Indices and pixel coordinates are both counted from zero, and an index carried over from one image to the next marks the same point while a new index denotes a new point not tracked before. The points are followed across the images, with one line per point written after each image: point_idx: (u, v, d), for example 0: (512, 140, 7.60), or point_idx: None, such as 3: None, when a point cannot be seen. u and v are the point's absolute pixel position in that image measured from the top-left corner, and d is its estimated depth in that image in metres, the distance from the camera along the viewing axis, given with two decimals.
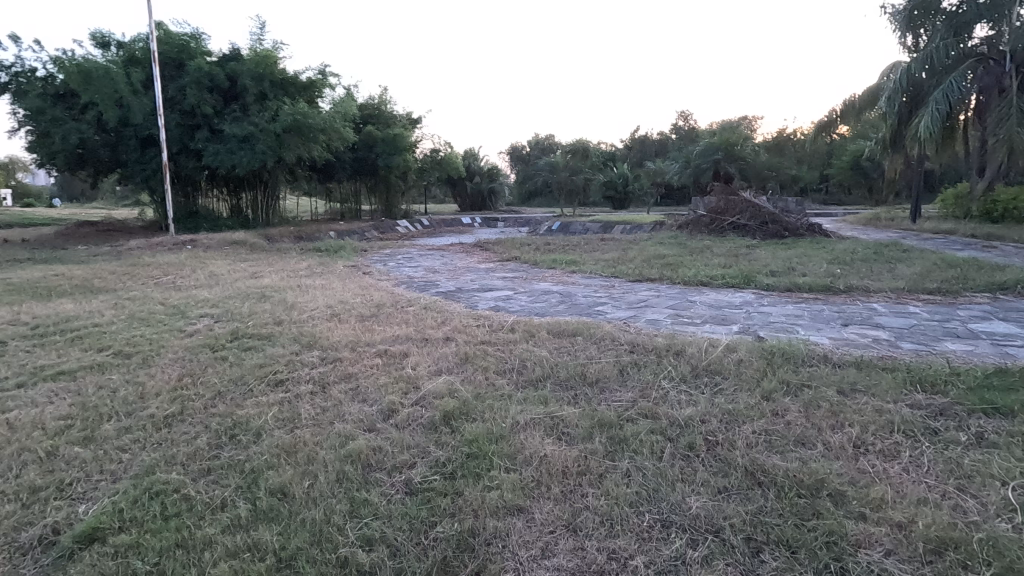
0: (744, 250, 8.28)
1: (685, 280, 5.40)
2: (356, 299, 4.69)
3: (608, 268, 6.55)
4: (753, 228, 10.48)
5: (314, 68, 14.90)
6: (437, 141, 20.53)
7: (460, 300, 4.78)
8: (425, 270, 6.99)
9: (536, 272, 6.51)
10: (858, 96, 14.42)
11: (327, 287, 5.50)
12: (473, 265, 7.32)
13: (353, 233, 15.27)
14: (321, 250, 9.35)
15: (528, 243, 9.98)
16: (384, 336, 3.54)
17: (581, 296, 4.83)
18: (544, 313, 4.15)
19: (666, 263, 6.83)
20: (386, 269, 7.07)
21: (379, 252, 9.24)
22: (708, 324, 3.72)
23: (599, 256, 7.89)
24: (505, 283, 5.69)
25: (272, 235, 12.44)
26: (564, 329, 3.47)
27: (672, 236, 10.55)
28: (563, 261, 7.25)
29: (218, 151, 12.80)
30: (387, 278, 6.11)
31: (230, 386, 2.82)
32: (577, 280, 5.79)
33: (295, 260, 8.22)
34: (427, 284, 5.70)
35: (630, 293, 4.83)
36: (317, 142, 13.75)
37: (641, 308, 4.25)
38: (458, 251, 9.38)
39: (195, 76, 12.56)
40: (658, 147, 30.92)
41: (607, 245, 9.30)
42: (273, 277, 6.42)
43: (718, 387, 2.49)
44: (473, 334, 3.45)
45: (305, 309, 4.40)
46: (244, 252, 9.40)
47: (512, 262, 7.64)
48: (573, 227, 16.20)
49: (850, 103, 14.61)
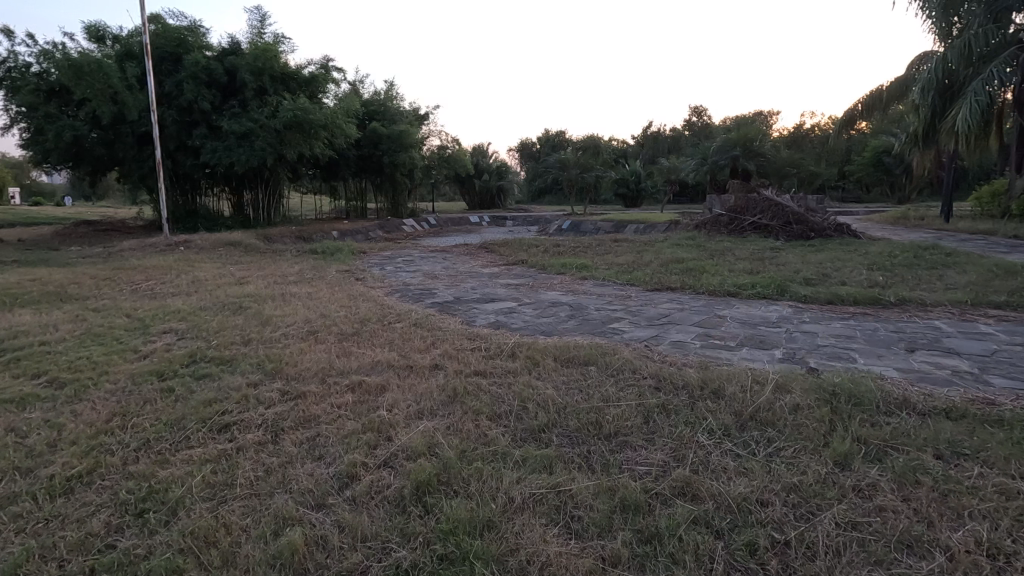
0: (769, 253, 7.68)
1: (710, 289, 4.82)
2: (340, 313, 4.17)
3: (622, 274, 5.99)
4: (776, 228, 9.83)
5: (316, 63, 14.42)
6: (444, 138, 19.99)
7: (457, 313, 4.23)
8: (424, 275, 6.46)
9: (545, 278, 5.97)
10: (886, 88, 13.66)
11: (312, 297, 4.99)
12: (476, 270, 6.78)
13: (357, 232, 14.83)
14: (318, 252, 8.87)
15: (537, 245, 9.42)
16: (363, 362, 3.01)
17: (594, 309, 4.27)
18: (551, 331, 3.59)
19: (686, 268, 6.26)
20: (382, 273, 6.56)
21: (379, 254, 8.73)
22: (744, 349, 3.13)
23: (612, 260, 7.31)
24: (509, 292, 5.14)
25: (272, 236, 12.03)
26: (574, 355, 2.92)
27: (689, 237, 9.93)
28: (574, 265, 6.69)
29: (216, 149, 12.38)
30: (381, 286, 5.59)
31: (162, 431, 2.30)
32: (590, 288, 5.23)
33: (288, 263, 7.74)
34: (423, 293, 5.17)
35: (649, 306, 4.27)
36: (319, 138, 13.29)
37: (663, 326, 3.68)
38: (462, 253, 8.85)
39: (192, 71, 12.11)
40: (671, 143, 30.17)
41: (621, 247, 8.72)
42: (259, 284, 5.92)
43: (773, 446, 1.93)
44: (466, 361, 2.91)
45: (280, 325, 3.88)
46: (238, 254, 8.96)
47: (519, 266, 7.09)
48: (584, 226, 15.60)
49: (877, 95, 13.84)
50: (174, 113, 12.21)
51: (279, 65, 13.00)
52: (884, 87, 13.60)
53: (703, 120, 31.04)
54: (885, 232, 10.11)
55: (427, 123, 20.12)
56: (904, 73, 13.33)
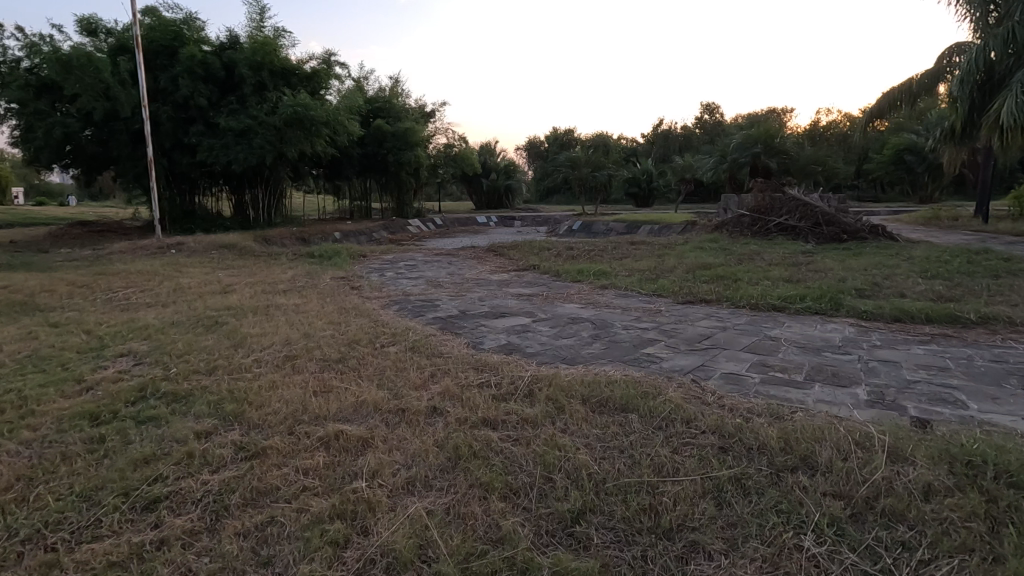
0: (803, 257, 7.05)
1: (751, 304, 4.21)
2: (326, 332, 3.60)
3: (645, 283, 5.40)
4: (804, 230, 9.18)
5: (318, 57, 13.91)
6: (451, 135, 19.43)
7: (464, 332, 3.65)
8: (427, 283, 5.89)
9: (561, 287, 5.39)
10: (916, 80, 12.93)
11: (303, 310, 4.43)
12: (484, 277, 6.22)
13: (360, 233, 14.33)
14: (316, 255, 8.32)
15: (548, 248, 8.82)
16: (344, 403, 2.43)
17: (621, 328, 3.67)
18: (575, 359, 2.99)
19: (717, 277, 5.66)
20: (381, 281, 5.99)
21: (380, 259, 8.16)
22: (818, 385, 2.52)
23: (631, 265, 6.71)
24: (522, 304, 4.55)
25: (271, 237, 11.54)
26: (607, 396, 2.33)
27: (710, 239, 9.32)
28: (592, 272, 6.08)
29: (213, 147, 11.87)
30: (379, 296, 5.03)
31: (68, 510, 1.73)
32: (612, 300, 4.63)
33: (281, 269, 7.18)
34: (425, 305, 4.61)
35: (686, 326, 3.66)
36: (321, 136, 12.77)
37: (709, 353, 3.07)
38: (467, 258, 8.27)
39: (187, 65, 11.56)
40: (683, 140, 29.44)
41: (639, 251, 8.11)
42: (245, 293, 5.37)
43: (916, 562, 1.34)
44: (473, 403, 2.33)
45: (257, 348, 3.31)
46: (231, 258, 8.45)
47: (530, 273, 6.52)
48: (595, 227, 15.00)
49: (905, 89, 13.13)
50: (170, 109, 11.69)
51: (279, 60, 12.49)
52: (914, 80, 12.86)
53: (716, 117, 30.27)
54: (920, 234, 9.45)
55: (433, 120, 19.56)
56: (935, 65, 12.60)
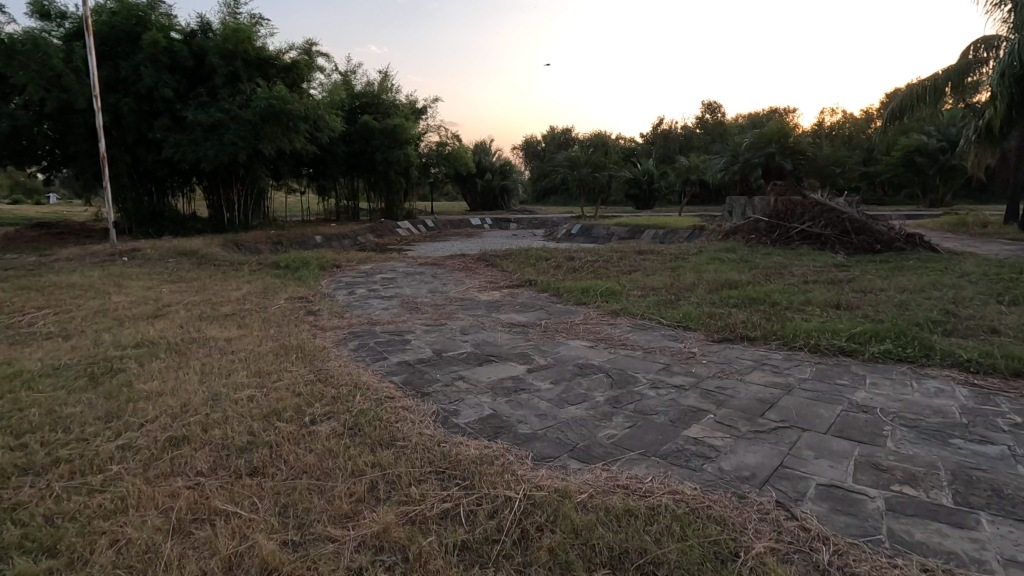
0: (839, 273, 6.14)
1: (810, 346, 3.26)
2: (245, 392, 2.63)
3: (664, 310, 4.46)
4: (831, 238, 8.27)
5: (298, 47, 12.90)
6: (443, 133, 18.47)
7: (435, 391, 2.68)
8: (402, 305, 4.93)
9: (565, 314, 4.43)
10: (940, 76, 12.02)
11: (235, 349, 3.44)
12: (470, 297, 5.27)
13: (344, 237, 13.42)
14: (284, 265, 7.33)
15: (546, 258, 7.86)
16: (216, 557, 1.47)
17: (648, 386, 2.70)
18: (592, 452, 2.02)
19: (750, 302, 4.73)
20: (349, 302, 5.03)
21: (355, 270, 7.19)
22: (985, 518, 1.58)
23: (643, 283, 5.75)
24: (515, 341, 3.60)
25: (242, 241, 10.59)
26: (652, 558, 1.39)
27: (727, 248, 8.38)
28: (599, 292, 5.13)
29: (179, 143, 10.84)
30: (338, 326, 4.06)
31: None
32: (629, 336, 3.67)
33: (237, 284, 6.18)
34: (393, 341, 3.66)
35: (736, 385, 2.70)
36: (300, 132, 11.81)
37: (784, 439, 2.11)
38: (454, 269, 7.30)
39: (151, 52, 10.50)
40: (684, 140, 28.56)
41: (649, 263, 7.16)
42: (176, 320, 4.36)
43: None
44: (426, 572, 1.38)
45: (135, 422, 2.31)
46: (187, 268, 7.48)
47: (526, 291, 5.57)
48: (595, 231, 14.11)
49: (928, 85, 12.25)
50: (132, 100, 10.62)
51: (254, 48, 11.51)
52: (938, 76, 11.95)
53: (718, 117, 29.38)
54: (953, 244, 8.61)
55: (425, 117, 18.57)
56: (961, 60, 11.72)
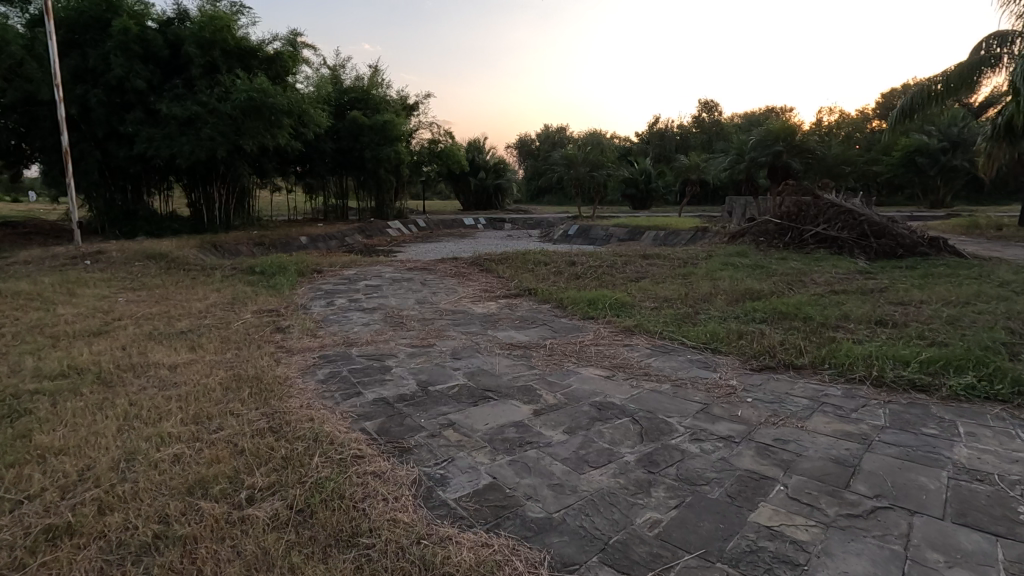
0: (867, 282, 5.63)
1: (872, 380, 2.71)
2: (170, 449, 2.02)
3: (686, 328, 3.89)
4: (848, 242, 7.74)
5: (281, 37, 12.25)
6: (435, 130, 17.86)
7: (419, 447, 2.09)
8: (386, 320, 4.34)
9: (573, 332, 3.85)
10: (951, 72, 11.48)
11: (178, 381, 2.83)
12: (463, 309, 4.70)
13: (331, 238, 12.82)
14: (259, 270, 6.71)
15: (545, 262, 7.29)
16: None
17: (688, 439, 2.13)
18: (633, 555, 1.45)
19: (780, 318, 4.18)
20: (325, 317, 4.43)
21: (337, 276, 6.59)
22: None
23: (655, 293, 5.19)
24: (517, 368, 3.02)
25: (221, 242, 9.96)
26: None
27: (738, 252, 7.85)
28: (608, 305, 4.57)
29: (152, 137, 10.17)
30: (308, 348, 3.46)
31: None
32: (651, 363, 3.10)
33: (203, 292, 5.55)
34: (371, 369, 3.06)
35: (800, 437, 2.13)
36: (282, 126, 11.17)
37: (891, 530, 1.54)
38: (445, 275, 6.72)
39: (121, 40, 9.83)
40: (681, 140, 28.09)
41: (657, 269, 6.61)
42: (120, 339, 3.73)
43: None
44: None
45: (8, 501, 1.71)
46: (154, 272, 6.84)
47: (526, 303, 5.01)
48: (593, 232, 13.58)
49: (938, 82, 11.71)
50: (102, 92, 9.93)
51: (234, 38, 10.86)
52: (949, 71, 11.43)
53: (715, 116, 28.89)
54: (975, 248, 8.14)
55: (416, 114, 17.94)
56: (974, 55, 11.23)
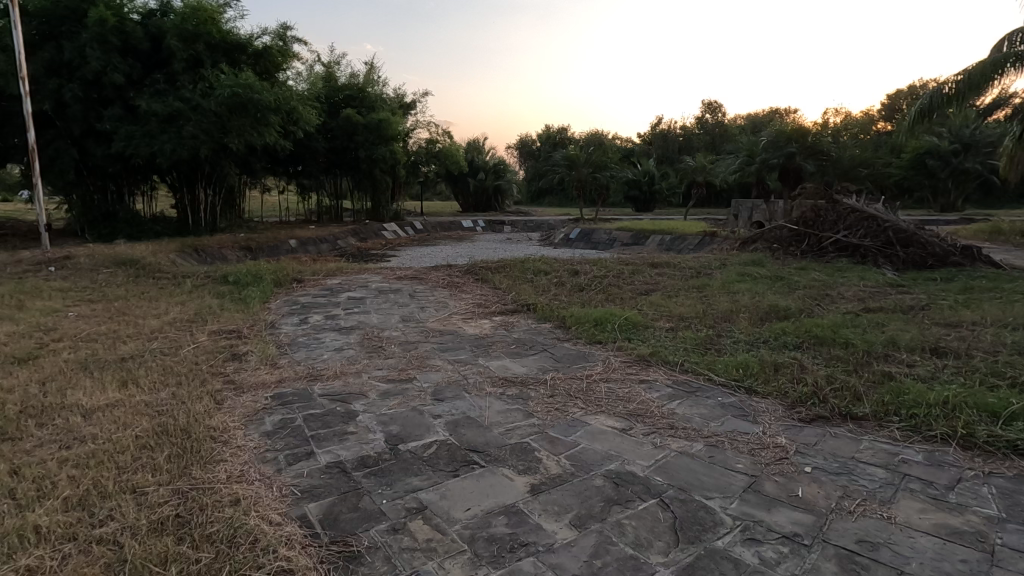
0: (905, 297, 5.07)
1: (958, 440, 2.15)
2: (23, 560, 1.45)
3: (711, 358, 3.32)
4: (872, 250, 7.17)
5: (271, 31, 11.69)
6: (432, 129, 17.31)
7: (373, 551, 1.53)
8: (364, 343, 3.78)
9: (578, 363, 3.27)
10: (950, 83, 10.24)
11: (85, 435, 2.26)
12: (452, 330, 4.13)
13: (321, 241, 12.27)
14: (234, 279, 6.13)
15: (546, 271, 6.71)
16: None
17: (741, 542, 1.56)
18: None
19: (818, 345, 3.60)
20: (295, 339, 3.86)
21: (319, 287, 6.02)
22: None
23: (669, 310, 4.63)
24: (511, 419, 2.45)
25: (203, 246, 9.42)
26: None
27: (753, 261, 7.29)
28: (618, 326, 4.01)
29: (131, 134, 9.61)
30: (262, 385, 2.89)
31: None
32: (676, 412, 2.52)
33: (166, 306, 4.99)
34: (332, 417, 2.49)
35: (892, 538, 1.57)
36: (270, 124, 10.62)
37: None
38: (437, 286, 6.15)
39: (97, 32, 9.27)
40: (684, 141, 27.52)
41: (668, 281, 6.04)
42: (44, 369, 3.16)
43: None
44: None
45: None
46: (119, 281, 6.27)
47: (524, 321, 4.44)
48: (596, 236, 13.04)
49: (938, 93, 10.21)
50: (77, 87, 9.37)
51: (219, 31, 10.31)
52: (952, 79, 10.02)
53: (719, 116, 28.31)
54: (1007, 257, 7.59)
55: (413, 113, 17.38)
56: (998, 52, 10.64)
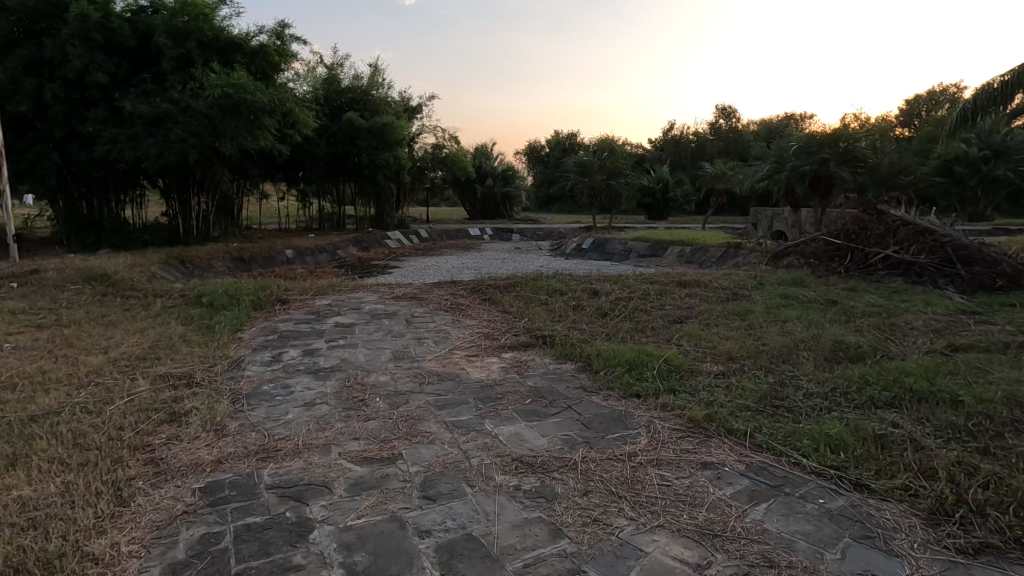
0: (991, 331, 4.28)
1: None
2: None
3: (787, 425, 2.54)
4: (929, 268, 6.38)
5: (267, 29, 11.04)
6: (438, 133, 16.64)
7: None
8: (345, 393, 3.04)
9: (614, 432, 2.51)
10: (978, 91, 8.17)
11: None
12: (454, 375, 3.37)
13: (320, 251, 11.60)
14: (210, 299, 5.41)
15: (561, 292, 5.97)
16: None
17: None
18: None
19: (920, 405, 2.82)
20: (258, 387, 3.13)
21: (305, 310, 5.30)
22: None
23: (713, 348, 3.88)
24: (530, 544, 1.69)
25: (191, 257, 8.77)
26: None
27: (793, 281, 6.51)
28: (657, 372, 3.26)
29: (114, 137, 8.97)
30: (194, 469, 2.15)
31: None
32: (767, 528, 1.76)
33: (123, 336, 4.28)
34: (275, 532, 1.75)
35: None
36: (265, 127, 9.98)
37: None
38: (438, 309, 5.42)
39: (79, 27, 8.63)
40: (697, 147, 26.72)
41: (703, 305, 5.28)
42: None
43: None
44: None
45: None
46: (83, 301, 5.58)
47: (541, 362, 3.70)
48: (610, 246, 12.30)
49: (974, 98, 8.04)
50: (58, 86, 8.74)
51: (211, 28, 9.67)
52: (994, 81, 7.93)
53: (734, 122, 27.47)
54: None
55: (420, 117, 16.73)
56: None
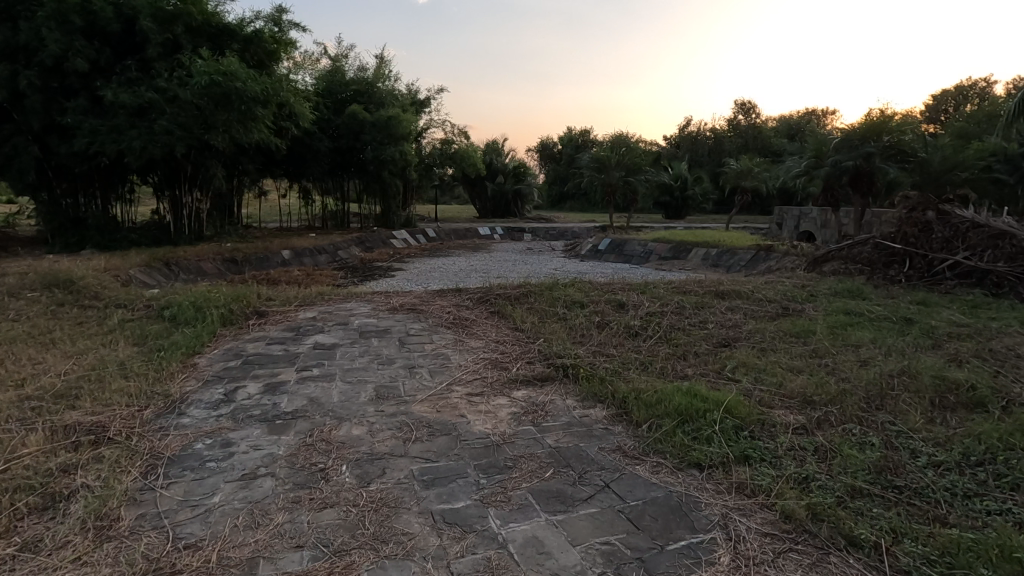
0: None
1: None
2: None
3: (934, 531, 1.72)
4: (1010, 277, 5.49)
5: (264, 15, 10.30)
6: (447, 128, 15.87)
7: None
8: (305, 457, 2.26)
9: (677, 541, 1.71)
10: None
11: None
12: (450, 427, 2.56)
13: (319, 251, 10.88)
14: (174, 312, 4.65)
15: (582, 304, 5.15)
16: None
17: None
18: None
19: None
20: (189, 444, 2.35)
21: (283, 326, 4.52)
22: None
23: (783, 386, 3.03)
24: None
25: (176, 259, 8.07)
26: None
27: (850, 292, 5.64)
28: (720, 427, 2.43)
29: (95, 128, 8.29)
30: None
31: None
32: None
33: (54, 361, 3.53)
34: None
35: None
36: (258, 119, 9.24)
37: None
38: (439, 326, 4.63)
39: (55, 9, 7.94)
40: (716, 143, 25.72)
41: (752, 323, 4.45)
42: None
43: None
44: None
45: None
46: (31, 312, 4.86)
47: (564, 405, 2.88)
48: (629, 247, 11.44)
49: None
50: (34, 73, 8.04)
51: (201, 12, 8.94)
52: None
53: (754, 118, 26.43)
54: None
55: (428, 111, 15.95)
56: None
